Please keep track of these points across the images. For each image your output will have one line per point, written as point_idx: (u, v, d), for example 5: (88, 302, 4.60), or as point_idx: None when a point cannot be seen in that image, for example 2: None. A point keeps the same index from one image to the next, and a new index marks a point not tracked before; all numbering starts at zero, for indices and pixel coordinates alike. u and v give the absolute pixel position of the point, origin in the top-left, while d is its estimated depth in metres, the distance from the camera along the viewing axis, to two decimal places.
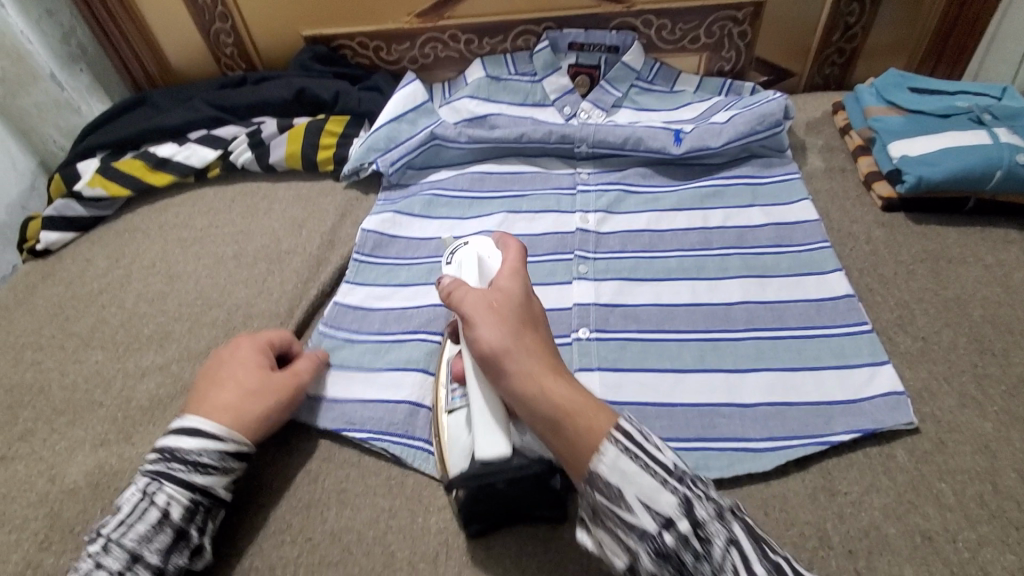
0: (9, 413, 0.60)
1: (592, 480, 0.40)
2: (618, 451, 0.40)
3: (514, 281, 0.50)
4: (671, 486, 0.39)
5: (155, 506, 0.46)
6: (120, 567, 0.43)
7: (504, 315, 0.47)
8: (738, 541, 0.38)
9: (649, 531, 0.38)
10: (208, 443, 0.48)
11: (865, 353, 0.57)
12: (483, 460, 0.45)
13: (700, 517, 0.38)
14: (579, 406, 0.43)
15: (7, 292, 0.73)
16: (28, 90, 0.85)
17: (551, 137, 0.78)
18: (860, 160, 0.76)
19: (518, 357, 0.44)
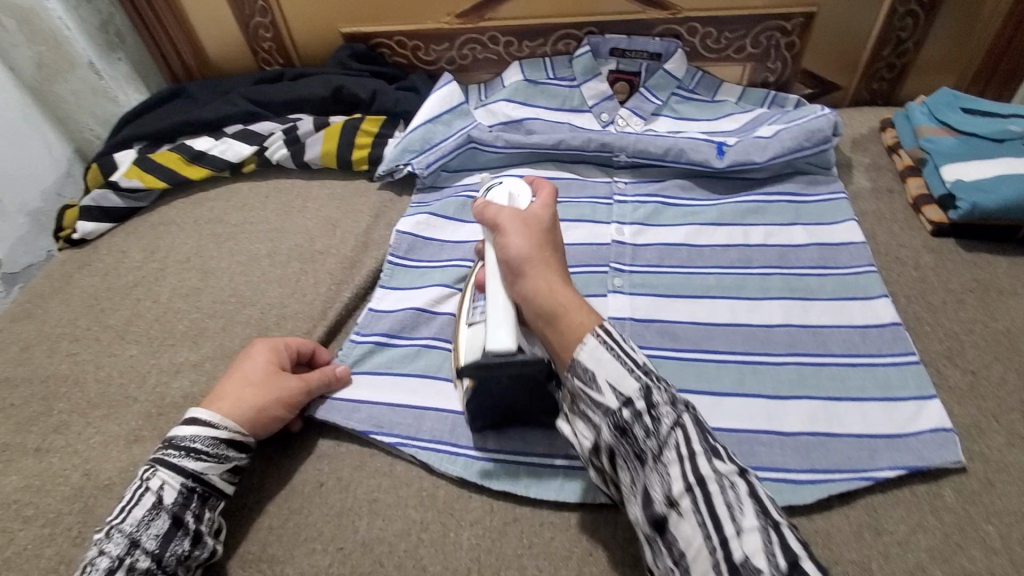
0: (45, 404, 0.61)
1: (571, 366, 0.44)
2: (596, 343, 0.44)
3: (544, 212, 0.55)
4: (635, 375, 0.42)
5: (149, 491, 0.46)
6: (120, 553, 0.44)
7: (531, 232, 0.52)
8: (686, 425, 0.40)
9: (610, 410, 0.42)
10: (202, 430, 0.49)
11: (912, 385, 0.55)
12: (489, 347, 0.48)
13: (654, 401, 0.41)
14: (572, 308, 0.47)
15: (43, 280, 0.74)
16: (65, 76, 0.85)
17: (590, 145, 0.76)
18: (908, 181, 0.73)
19: (532, 264, 0.49)
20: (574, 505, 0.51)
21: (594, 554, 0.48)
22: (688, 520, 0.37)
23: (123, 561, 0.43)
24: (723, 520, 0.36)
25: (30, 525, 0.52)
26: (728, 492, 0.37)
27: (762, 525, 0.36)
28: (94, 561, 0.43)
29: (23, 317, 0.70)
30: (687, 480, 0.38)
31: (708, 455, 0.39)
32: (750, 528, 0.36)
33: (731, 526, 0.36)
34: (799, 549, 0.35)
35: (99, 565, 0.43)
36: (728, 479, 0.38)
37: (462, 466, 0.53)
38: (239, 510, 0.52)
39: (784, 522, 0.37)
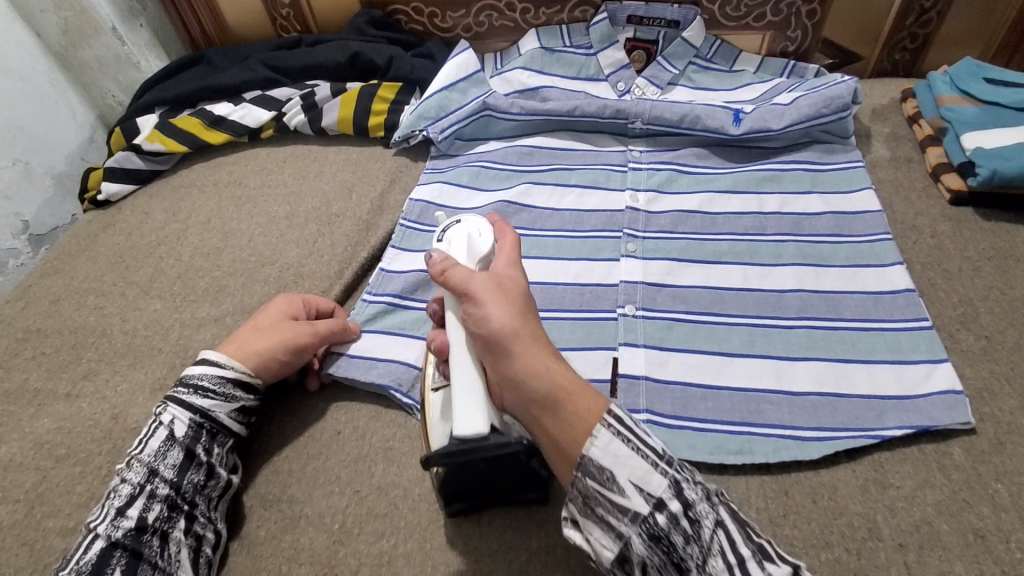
0: (74, 353, 0.63)
1: (583, 464, 0.38)
2: (610, 435, 0.39)
3: (514, 266, 0.48)
4: (662, 470, 0.38)
5: (163, 425, 0.49)
6: (141, 480, 0.46)
7: (508, 298, 0.44)
8: (727, 523, 0.39)
9: (639, 515, 0.37)
10: (209, 368, 0.51)
11: (923, 349, 0.55)
12: (461, 437, 0.42)
13: (689, 499, 0.38)
14: (575, 387, 0.40)
15: (70, 239, 0.76)
16: (88, 41, 0.86)
17: (605, 112, 0.76)
18: (928, 150, 0.72)
19: (519, 339, 0.42)
20: None
21: None
22: None
23: (143, 487, 0.46)
24: None
25: (63, 464, 0.54)
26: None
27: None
28: (117, 489, 0.45)
29: (52, 272, 0.72)
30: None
31: (756, 559, 0.38)
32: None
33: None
34: None
35: (121, 491, 0.45)
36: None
37: None
38: (260, 454, 0.54)
39: None
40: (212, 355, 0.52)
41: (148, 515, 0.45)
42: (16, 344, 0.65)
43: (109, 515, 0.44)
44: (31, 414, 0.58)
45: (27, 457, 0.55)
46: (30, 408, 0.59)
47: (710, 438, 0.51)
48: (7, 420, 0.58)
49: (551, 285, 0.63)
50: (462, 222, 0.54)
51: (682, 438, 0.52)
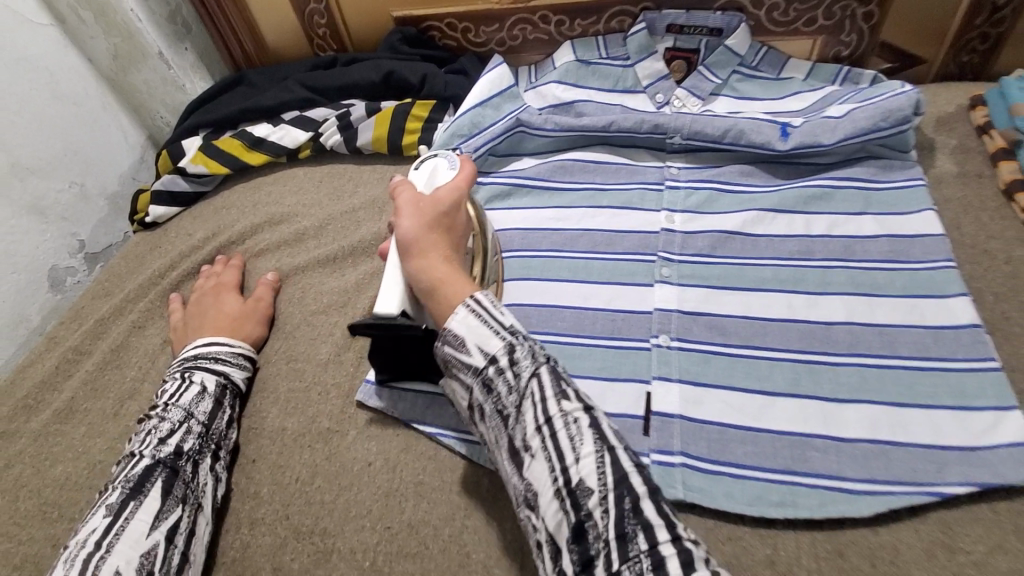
0: (122, 374, 0.66)
1: (443, 333, 0.43)
2: (466, 310, 0.43)
3: (450, 186, 0.51)
4: (501, 334, 0.41)
5: (197, 380, 0.57)
6: (179, 419, 0.54)
7: (420, 209, 0.49)
8: (541, 375, 0.40)
9: (477, 369, 0.42)
10: (220, 346, 0.61)
11: (989, 394, 0.50)
12: (377, 313, 0.49)
13: (516, 356, 0.41)
14: (448, 280, 0.46)
15: (120, 261, 0.80)
16: (138, 66, 0.90)
17: (642, 127, 0.73)
18: (1001, 166, 0.66)
19: (415, 242, 0.48)
20: None
21: None
22: (539, 459, 0.38)
23: (183, 423, 0.53)
24: (564, 452, 0.37)
25: None
26: (570, 427, 0.37)
27: (598, 450, 0.37)
28: (158, 425, 0.53)
29: (104, 294, 0.76)
30: (536, 423, 0.38)
31: (557, 399, 0.39)
32: (586, 453, 0.36)
33: (571, 456, 0.37)
34: (629, 467, 0.36)
35: (162, 427, 0.53)
36: (571, 416, 0.38)
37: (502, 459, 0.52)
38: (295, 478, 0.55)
39: (620, 446, 0.37)
40: (205, 343, 0.61)
41: (184, 444, 0.52)
42: (68, 364, 0.68)
43: (153, 442, 0.52)
44: (84, 433, 0.62)
45: (81, 477, 0.58)
46: (82, 427, 0.62)
47: (750, 485, 0.49)
48: (61, 439, 0.61)
49: (582, 310, 0.61)
50: (438, 156, 0.58)
51: (720, 485, 0.49)
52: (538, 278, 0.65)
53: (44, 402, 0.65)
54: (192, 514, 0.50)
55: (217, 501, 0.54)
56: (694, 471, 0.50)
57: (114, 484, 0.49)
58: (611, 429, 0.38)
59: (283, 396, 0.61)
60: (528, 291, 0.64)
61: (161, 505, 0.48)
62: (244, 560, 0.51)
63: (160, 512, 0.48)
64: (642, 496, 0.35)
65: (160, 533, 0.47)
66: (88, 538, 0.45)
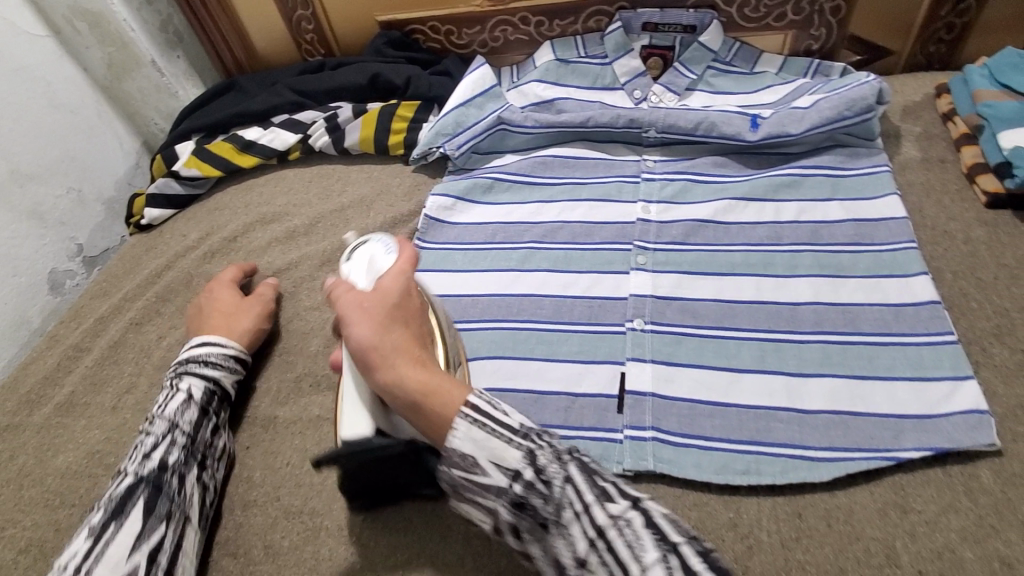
0: (119, 369, 0.68)
1: (448, 456, 0.40)
2: (467, 424, 0.40)
3: (393, 274, 0.46)
4: (515, 442, 0.39)
5: (183, 389, 0.56)
6: (163, 432, 0.53)
7: (369, 311, 0.43)
8: (574, 476, 0.38)
9: (500, 489, 0.39)
10: (214, 345, 0.60)
11: (946, 366, 0.52)
12: (344, 441, 0.45)
13: (541, 464, 0.39)
14: (435, 387, 0.41)
15: (117, 262, 0.83)
16: (132, 75, 0.93)
17: (618, 122, 0.75)
18: (963, 150, 0.68)
19: (380, 354, 0.42)
20: None
21: None
22: None
23: (166, 436, 0.52)
24: (625, 563, 0.35)
25: (112, 472, 0.59)
26: (625, 532, 0.36)
27: (663, 554, 0.35)
28: (145, 440, 0.52)
29: (102, 294, 0.78)
30: (588, 535, 0.37)
31: (599, 503, 0.37)
32: (652, 561, 0.34)
33: (636, 567, 0.34)
34: (698, 564, 0.34)
35: (147, 441, 0.52)
36: (622, 519, 0.36)
37: None
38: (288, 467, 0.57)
39: (683, 540, 0.36)
40: (200, 346, 0.60)
41: (168, 458, 0.51)
42: (68, 361, 0.70)
43: (137, 459, 0.51)
44: (84, 424, 0.64)
45: (82, 466, 0.60)
46: (82, 418, 0.65)
47: (717, 457, 0.51)
48: (62, 431, 0.64)
49: (561, 298, 0.64)
50: (368, 241, 0.53)
51: (689, 457, 0.51)
52: (518, 269, 0.67)
53: (46, 396, 0.67)
54: (177, 531, 0.48)
55: (204, 512, 0.53)
56: (665, 445, 0.52)
57: (99, 504, 0.48)
58: (665, 517, 0.37)
59: (274, 387, 0.64)
60: (509, 281, 0.66)
61: (143, 525, 0.46)
62: (236, 540, 0.53)
63: (142, 532, 0.46)
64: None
65: (141, 554, 0.45)
66: (69, 561, 0.44)
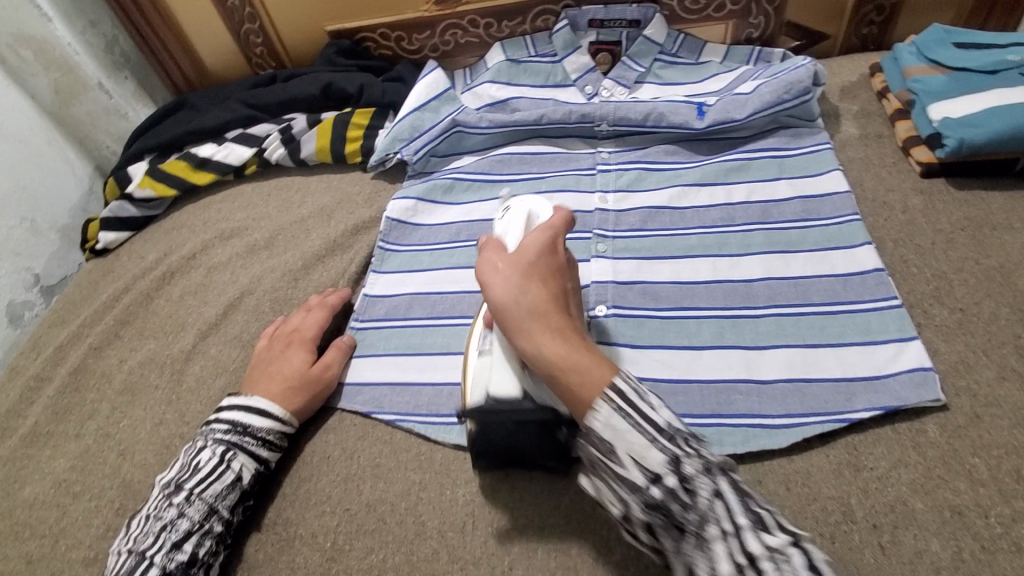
0: (83, 396, 0.67)
1: (588, 434, 0.41)
2: (611, 410, 0.40)
3: (536, 233, 0.49)
4: (659, 444, 0.39)
5: (231, 470, 0.52)
6: (199, 518, 0.49)
7: (508, 270, 0.46)
8: (726, 493, 0.37)
9: (637, 486, 0.39)
10: (270, 423, 0.55)
11: (893, 328, 0.55)
12: (493, 394, 0.48)
13: (687, 472, 0.38)
14: (579, 362, 0.42)
15: (74, 289, 0.81)
16: (80, 99, 0.91)
17: (571, 117, 0.77)
18: (897, 125, 0.71)
19: (518, 313, 0.44)
20: None
21: (581, 503, 0.51)
22: None
23: (201, 524, 0.49)
24: None
25: (80, 499, 0.58)
26: (784, 569, 0.34)
27: None
28: (175, 522, 0.49)
29: (61, 322, 0.76)
30: (736, 559, 0.35)
31: (754, 530, 0.36)
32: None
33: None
34: None
35: (179, 526, 0.49)
36: (782, 555, 0.34)
37: (458, 433, 0.56)
38: (276, 492, 0.56)
39: None
40: (260, 422, 0.55)
41: (199, 550, 0.48)
42: (30, 392, 0.68)
43: (166, 545, 0.48)
44: (50, 454, 0.62)
45: (48, 496, 0.59)
46: (47, 449, 0.63)
47: None
48: (27, 463, 0.62)
49: None
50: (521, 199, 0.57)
51: None
52: None
53: (9, 428, 0.66)
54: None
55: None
56: None
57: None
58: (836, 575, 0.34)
59: None
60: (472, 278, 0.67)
61: None
62: None
63: None
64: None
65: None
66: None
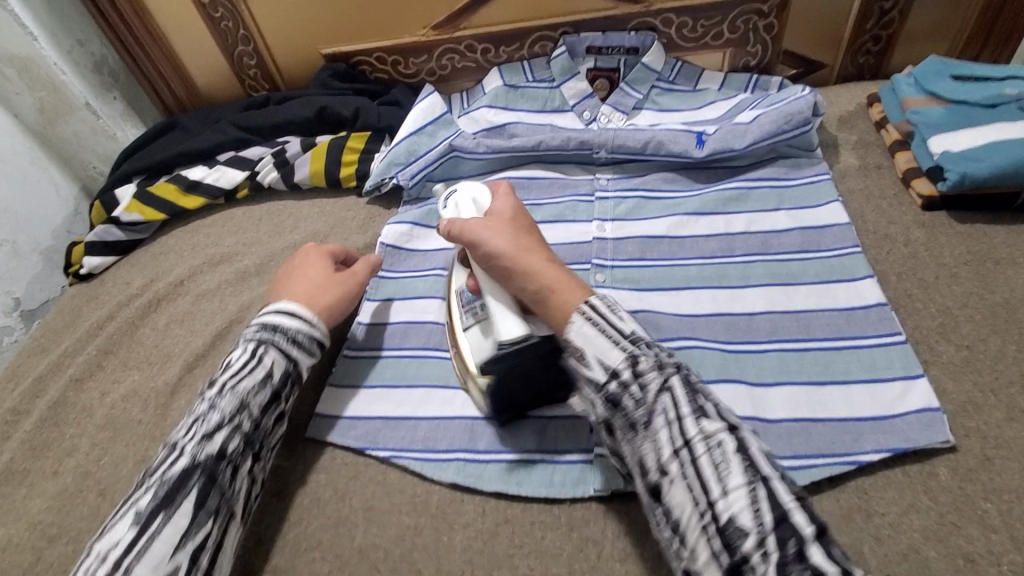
0: (62, 430, 0.64)
1: (568, 346, 0.46)
2: (583, 319, 0.46)
3: (502, 199, 0.59)
4: (621, 346, 0.44)
5: (262, 363, 0.52)
6: (229, 412, 0.49)
7: (498, 225, 0.55)
8: (674, 388, 0.42)
9: (598, 383, 0.44)
10: (306, 319, 0.56)
11: (898, 366, 0.54)
12: (505, 341, 0.51)
13: (642, 369, 0.42)
14: (561, 287, 0.49)
15: (55, 316, 0.78)
16: (66, 118, 0.89)
17: (569, 144, 0.76)
18: (897, 156, 0.71)
19: (512, 257, 0.52)
20: (563, 501, 0.52)
21: (583, 549, 0.49)
22: (679, 483, 0.39)
23: (232, 418, 0.49)
24: (709, 481, 0.38)
25: (55, 543, 0.55)
26: (715, 453, 0.39)
27: (749, 482, 0.37)
28: (207, 416, 0.49)
29: (41, 351, 0.74)
30: (673, 445, 0.40)
31: (694, 419, 0.40)
32: (735, 487, 0.37)
33: (716, 489, 0.38)
34: (788, 501, 0.37)
35: (211, 419, 0.49)
36: (714, 440, 0.39)
37: (453, 471, 0.54)
38: (262, 536, 0.53)
39: (773, 475, 0.38)
40: (283, 313, 0.55)
41: (228, 446, 0.48)
42: (6, 426, 0.65)
43: (197, 437, 0.48)
44: (26, 493, 0.59)
45: (21, 540, 0.56)
46: (22, 487, 0.60)
47: None
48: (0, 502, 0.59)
49: None
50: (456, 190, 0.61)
51: None
52: None
53: None
54: (222, 525, 0.46)
55: (247, 507, 0.50)
56: None
57: (149, 481, 0.46)
58: (760, 453, 0.39)
59: None
60: None
61: (192, 519, 0.44)
62: None
63: (190, 527, 0.44)
64: (808, 540, 0.35)
65: (184, 553, 0.43)
66: (110, 551, 0.42)
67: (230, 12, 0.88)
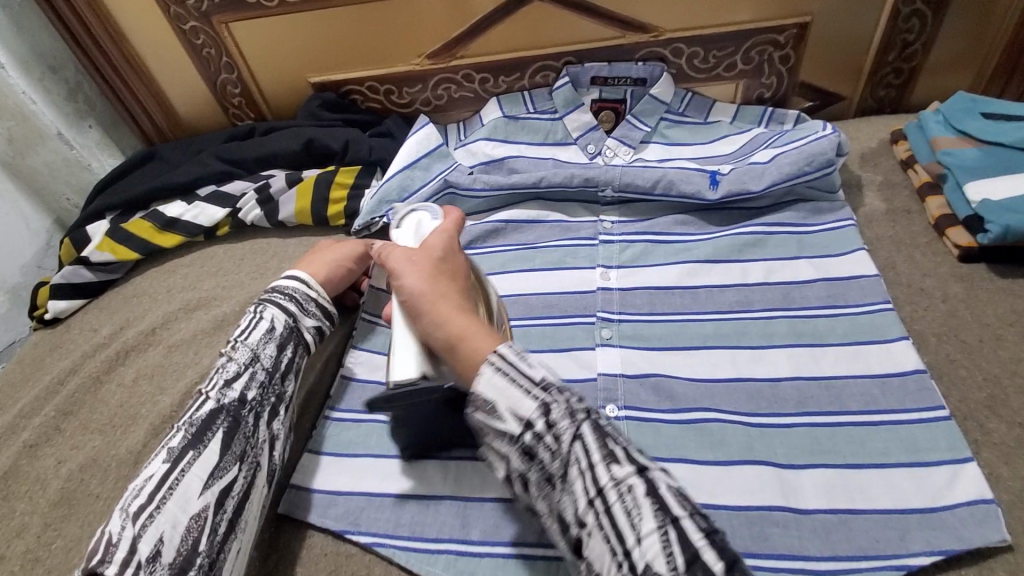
0: (11, 506, 0.57)
1: (472, 399, 0.39)
2: (493, 370, 0.39)
3: (438, 234, 0.50)
4: (533, 394, 0.38)
5: (264, 318, 0.54)
6: (245, 361, 0.51)
7: (418, 264, 0.47)
8: (585, 435, 0.36)
9: (512, 436, 0.38)
10: (300, 283, 0.58)
11: (943, 447, 0.48)
12: (395, 383, 0.45)
13: (553, 418, 0.37)
14: (467, 335, 0.42)
15: (16, 367, 0.72)
16: (36, 149, 0.84)
17: (573, 182, 0.70)
18: (928, 200, 0.66)
19: (422, 301, 0.45)
20: None
21: None
22: (597, 537, 0.35)
23: (247, 366, 0.50)
24: (623, 530, 0.34)
25: None
26: (626, 499, 0.34)
27: (660, 526, 0.33)
28: (226, 365, 0.50)
29: None
30: (588, 494, 0.36)
31: (604, 464, 0.36)
32: (649, 532, 0.33)
33: (632, 536, 0.34)
34: (698, 538, 0.33)
35: (229, 368, 0.50)
36: (625, 485, 0.35)
37: (444, 566, 0.48)
38: None
39: (686, 514, 0.34)
40: (289, 281, 0.58)
41: (247, 391, 0.49)
42: None
43: (219, 384, 0.49)
44: None
45: None
46: None
47: None
48: None
49: None
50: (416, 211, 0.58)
51: None
52: None
53: None
54: (247, 475, 0.47)
55: (271, 470, 0.50)
56: None
57: (180, 424, 0.47)
58: (675, 490, 0.35)
59: None
60: None
61: (220, 459, 0.45)
62: None
63: (219, 467, 0.45)
64: None
65: (212, 493, 0.44)
66: (145, 483, 0.43)
67: (212, 39, 0.82)
